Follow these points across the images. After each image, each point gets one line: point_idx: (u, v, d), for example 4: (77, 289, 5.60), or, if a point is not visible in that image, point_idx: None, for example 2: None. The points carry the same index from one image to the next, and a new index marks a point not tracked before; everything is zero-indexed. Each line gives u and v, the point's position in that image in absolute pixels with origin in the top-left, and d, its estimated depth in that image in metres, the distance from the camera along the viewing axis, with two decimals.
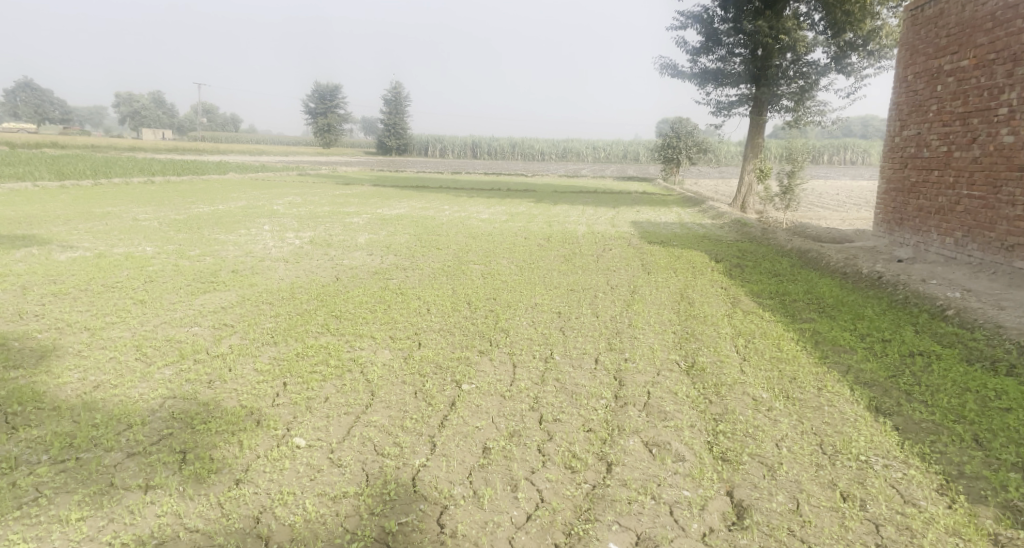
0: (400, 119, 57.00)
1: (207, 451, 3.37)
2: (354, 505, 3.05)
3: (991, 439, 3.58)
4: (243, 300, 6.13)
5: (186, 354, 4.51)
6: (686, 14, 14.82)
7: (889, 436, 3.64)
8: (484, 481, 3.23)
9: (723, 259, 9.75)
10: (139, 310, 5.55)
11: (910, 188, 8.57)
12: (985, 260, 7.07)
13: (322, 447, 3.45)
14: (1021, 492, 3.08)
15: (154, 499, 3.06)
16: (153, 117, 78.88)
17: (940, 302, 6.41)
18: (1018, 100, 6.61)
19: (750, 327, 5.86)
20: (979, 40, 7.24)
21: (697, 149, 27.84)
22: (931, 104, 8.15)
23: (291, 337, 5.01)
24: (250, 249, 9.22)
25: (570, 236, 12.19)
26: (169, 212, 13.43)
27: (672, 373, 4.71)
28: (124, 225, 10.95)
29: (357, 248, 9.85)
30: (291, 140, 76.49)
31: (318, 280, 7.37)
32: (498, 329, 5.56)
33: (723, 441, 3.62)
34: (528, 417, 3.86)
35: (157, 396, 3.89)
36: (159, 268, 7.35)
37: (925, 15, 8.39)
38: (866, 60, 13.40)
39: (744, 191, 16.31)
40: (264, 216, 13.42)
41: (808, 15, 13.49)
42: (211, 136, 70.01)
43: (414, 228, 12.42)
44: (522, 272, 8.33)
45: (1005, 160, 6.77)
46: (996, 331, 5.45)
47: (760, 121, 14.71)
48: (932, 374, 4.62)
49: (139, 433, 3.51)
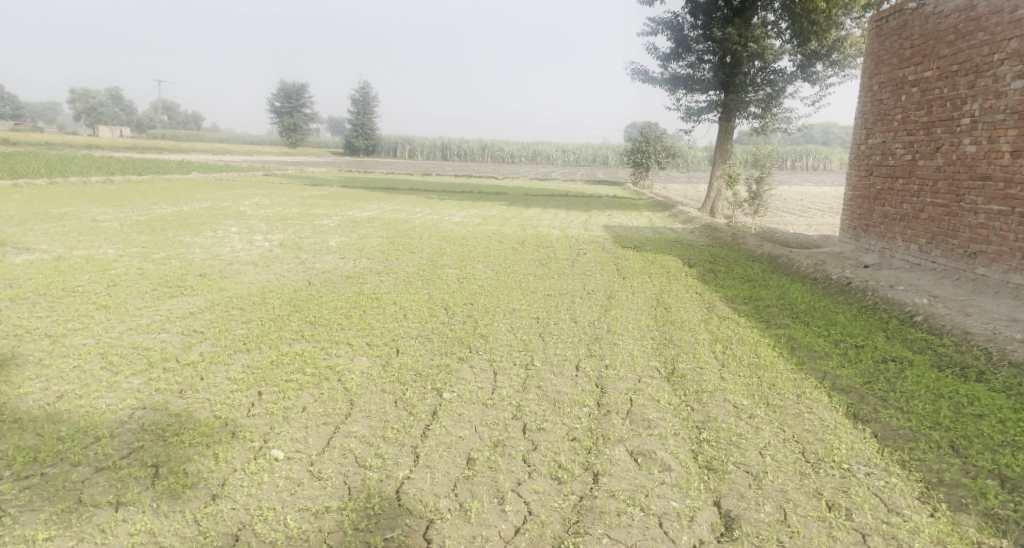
0: (369, 120, 56.46)
1: (181, 465, 3.23)
2: (337, 521, 2.95)
3: (967, 446, 3.65)
4: (213, 305, 5.95)
5: (155, 362, 4.33)
6: (656, 20, 14.97)
7: (869, 443, 3.68)
8: (470, 494, 3.16)
9: (696, 264, 9.84)
10: (103, 315, 5.33)
11: (875, 195, 8.75)
12: (949, 266, 7.25)
13: (302, 459, 3.34)
14: (1000, 500, 3.14)
15: (126, 517, 2.91)
16: (112, 114, 76.70)
17: (908, 308, 6.54)
18: (980, 111, 6.80)
19: (727, 332, 5.90)
20: (942, 52, 7.44)
21: (666, 154, 28.14)
22: (895, 113, 8.34)
23: (265, 344, 4.86)
24: (218, 252, 8.98)
25: (543, 239, 12.18)
26: (130, 212, 13.02)
27: (653, 380, 4.71)
28: (84, 226, 10.57)
29: (329, 251, 9.67)
30: (257, 140, 75.11)
31: (289, 284, 7.21)
32: (477, 335, 5.49)
33: (707, 450, 3.61)
34: (512, 427, 3.80)
35: (125, 406, 3.73)
36: (123, 272, 7.09)
37: (889, 26, 8.59)
38: (831, 69, 13.70)
39: (713, 196, 16.53)
40: (230, 218, 13.11)
41: (775, 24, 13.73)
42: (173, 135, 68.33)
43: (385, 231, 12.26)
44: (498, 277, 8.27)
45: (967, 169, 6.95)
46: (964, 338, 5.58)
47: (728, 127, 14.92)
48: (906, 381, 4.69)
49: (108, 446, 3.35)
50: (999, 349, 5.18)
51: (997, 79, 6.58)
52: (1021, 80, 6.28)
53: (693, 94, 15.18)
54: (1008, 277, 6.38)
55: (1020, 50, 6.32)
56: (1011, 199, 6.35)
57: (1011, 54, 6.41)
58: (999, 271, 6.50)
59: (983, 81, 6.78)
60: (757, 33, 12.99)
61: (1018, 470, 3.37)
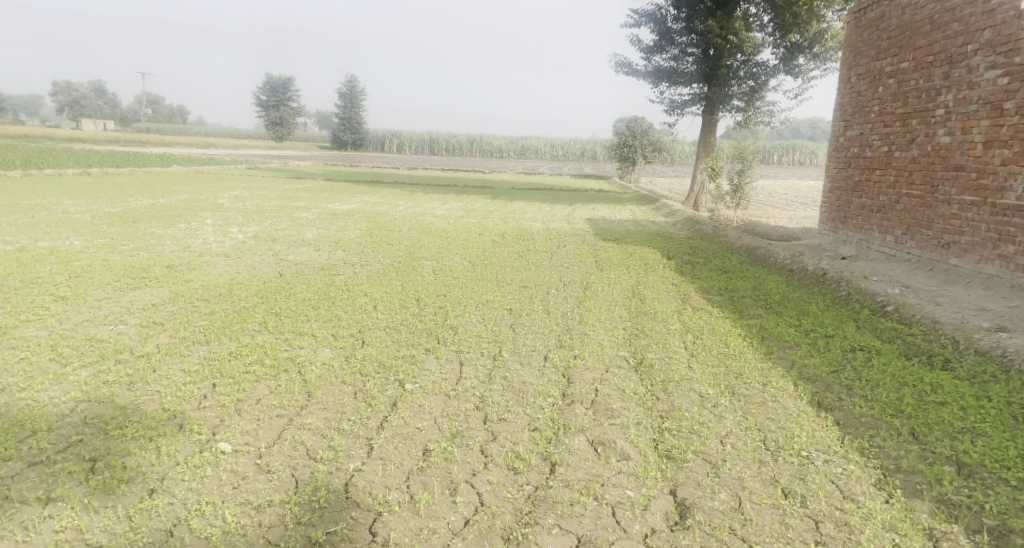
0: (355, 113, 56.07)
1: (119, 459, 3.14)
2: (279, 514, 2.88)
3: (928, 433, 3.63)
4: (177, 297, 5.82)
5: (106, 355, 4.23)
6: (640, 13, 14.88)
7: (831, 431, 3.65)
8: (422, 485, 3.10)
9: (675, 256, 9.79)
10: (59, 307, 5.21)
11: (853, 187, 8.75)
12: (923, 257, 7.27)
13: (249, 452, 3.26)
14: (955, 486, 3.13)
15: (53, 513, 2.83)
16: (95, 107, 75.53)
17: (880, 298, 6.56)
18: (954, 102, 6.80)
19: (699, 323, 5.87)
20: (918, 43, 7.44)
21: (652, 149, 28.15)
22: (872, 104, 8.33)
23: (226, 335, 4.77)
24: (189, 244, 8.82)
25: (524, 232, 12.10)
26: (103, 205, 12.79)
27: (621, 369, 4.68)
28: (53, 218, 10.36)
29: (304, 244, 9.54)
30: (242, 133, 74.29)
31: (260, 275, 7.10)
32: (447, 326, 5.43)
33: (668, 439, 3.57)
34: (472, 417, 3.74)
35: (69, 399, 3.62)
36: (87, 263, 6.95)
37: (867, 18, 8.58)
38: (812, 62, 13.69)
39: (695, 189, 16.50)
40: (206, 211, 12.89)
41: (758, 16, 13.70)
42: (157, 129, 67.19)
43: (365, 223, 12.13)
44: (474, 269, 8.20)
45: (941, 160, 6.96)
46: (933, 327, 5.58)
47: (711, 120, 14.90)
48: (872, 369, 4.69)
49: (44, 440, 3.25)
50: (966, 338, 5.19)
51: (970, 69, 6.58)
52: (994, 71, 6.28)
53: (676, 87, 15.13)
54: (980, 267, 6.41)
55: (993, 41, 6.33)
56: (984, 189, 6.37)
57: (984, 45, 6.42)
58: (972, 262, 6.52)
59: (957, 72, 6.78)
60: (738, 25, 12.97)
61: (974, 456, 3.36)
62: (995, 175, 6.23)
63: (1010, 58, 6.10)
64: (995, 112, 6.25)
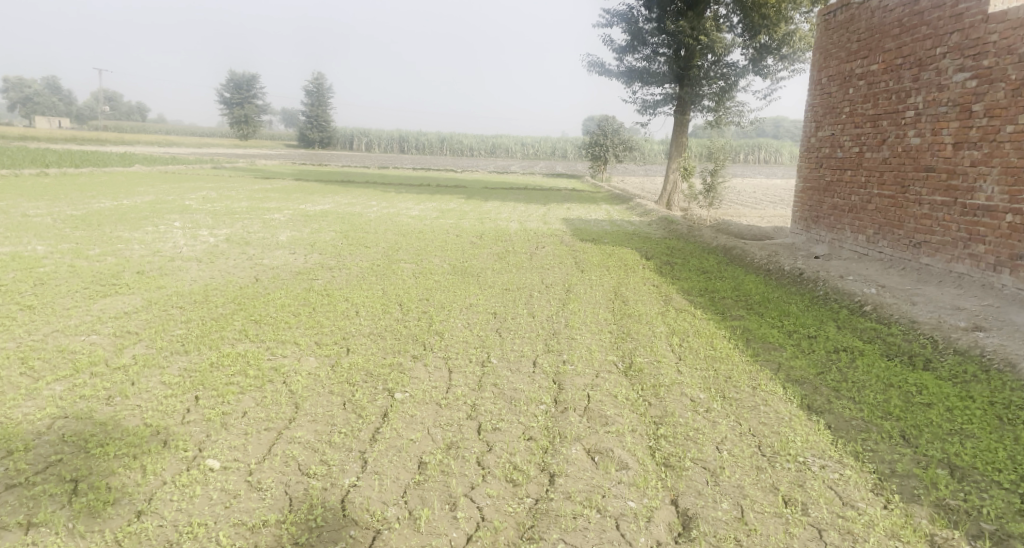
0: (323, 112, 55.27)
1: (102, 480, 2.99)
2: (274, 535, 2.78)
3: (918, 435, 3.68)
4: (150, 304, 5.63)
5: (82, 368, 4.04)
6: (612, 13, 14.91)
7: (824, 435, 3.68)
8: (420, 501, 3.03)
9: (653, 256, 9.82)
10: (27, 317, 4.99)
11: (825, 187, 8.88)
12: (895, 257, 7.40)
13: (239, 469, 3.14)
14: (951, 490, 3.18)
15: (36, 540, 2.68)
16: (50, 104, 73.06)
17: (857, 297, 6.65)
18: (924, 104, 6.93)
19: (683, 325, 5.87)
20: (888, 46, 7.56)
21: (623, 148, 28.25)
22: (843, 106, 8.45)
23: (205, 345, 4.61)
24: (159, 248, 8.56)
25: (501, 233, 12.02)
26: (65, 207, 12.38)
27: (611, 374, 4.65)
28: (13, 222, 9.95)
29: (279, 247, 9.32)
30: (205, 132, 72.70)
31: (235, 281, 6.90)
32: (432, 332, 5.34)
33: (665, 446, 3.54)
34: (467, 428, 3.66)
35: (44, 416, 3.45)
36: (52, 270, 6.68)
37: (837, 20, 8.70)
38: (780, 63, 13.88)
39: (669, 188, 16.61)
40: (173, 212, 12.54)
41: (727, 17, 13.84)
42: (116, 127, 65.48)
43: (339, 225, 11.92)
44: (455, 272, 8.10)
45: (912, 161, 7.08)
46: (912, 326, 5.67)
47: (682, 120, 15.04)
48: (857, 371, 4.73)
49: (21, 461, 3.09)
50: (944, 337, 5.29)
51: (939, 72, 6.71)
52: (963, 73, 6.42)
53: (649, 87, 15.21)
54: (951, 266, 6.54)
55: (961, 44, 6.46)
56: (954, 190, 6.49)
57: (953, 48, 6.55)
58: (943, 261, 6.65)
59: (926, 74, 6.91)
60: (708, 26, 13.08)
61: (965, 458, 3.42)
62: (965, 176, 6.35)
63: (978, 61, 6.24)
64: (965, 114, 6.37)
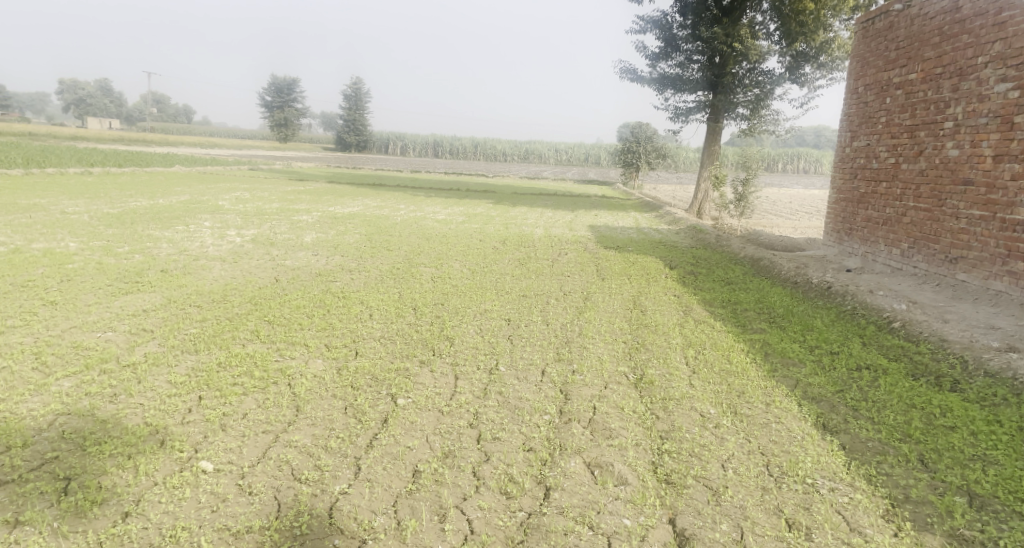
0: (359, 115, 56.02)
1: (94, 479, 3.02)
2: (259, 541, 2.77)
3: (937, 460, 3.50)
4: (168, 303, 5.71)
5: (91, 364, 4.11)
6: (646, 19, 14.75)
7: (837, 456, 3.52)
8: (410, 510, 2.99)
9: (677, 265, 9.64)
10: (48, 313, 5.11)
11: (859, 198, 8.62)
12: (930, 272, 7.12)
13: (231, 472, 3.14)
14: (967, 520, 3.02)
15: (19, 539, 2.73)
16: (99, 106, 75.58)
17: (886, 313, 6.41)
18: (963, 114, 6.67)
19: (700, 337, 5.72)
20: (927, 54, 7.30)
21: (656, 155, 27.92)
22: (880, 115, 8.19)
23: (215, 344, 4.65)
24: (185, 247, 8.71)
25: (525, 238, 11.97)
26: (103, 205, 12.71)
27: (620, 386, 4.54)
28: (51, 219, 10.26)
29: (302, 248, 9.41)
30: (244, 134, 74.32)
31: (255, 281, 6.99)
32: (442, 337, 5.30)
33: (667, 462, 3.44)
34: (465, 436, 3.61)
35: (47, 412, 3.51)
36: (80, 267, 6.85)
37: (875, 28, 8.44)
38: (818, 71, 13.56)
39: (699, 197, 16.34)
40: (205, 213, 12.77)
41: (764, 24, 13.57)
42: (161, 128, 67.48)
43: (364, 228, 11.99)
44: (474, 277, 8.06)
45: (949, 173, 6.82)
46: (941, 345, 5.43)
47: (714, 128, 14.80)
48: (879, 390, 4.54)
49: (18, 457, 3.14)
50: (976, 358, 5.04)
51: (980, 82, 6.46)
52: (1004, 84, 6.16)
53: (682, 94, 15.00)
54: (988, 284, 6.26)
55: (1003, 53, 6.20)
56: (993, 204, 6.22)
57: (994, 57, 6.29)
58: (980, 277, 6.37)
59: (966, 84, 6.65)
60: (744, 33, 12.84)
61: (986, 486, 3.25)
62: (1005, 191, 6.09)
63: (1022, 71, 5.97)
64: (1006, 125, 6.11)
